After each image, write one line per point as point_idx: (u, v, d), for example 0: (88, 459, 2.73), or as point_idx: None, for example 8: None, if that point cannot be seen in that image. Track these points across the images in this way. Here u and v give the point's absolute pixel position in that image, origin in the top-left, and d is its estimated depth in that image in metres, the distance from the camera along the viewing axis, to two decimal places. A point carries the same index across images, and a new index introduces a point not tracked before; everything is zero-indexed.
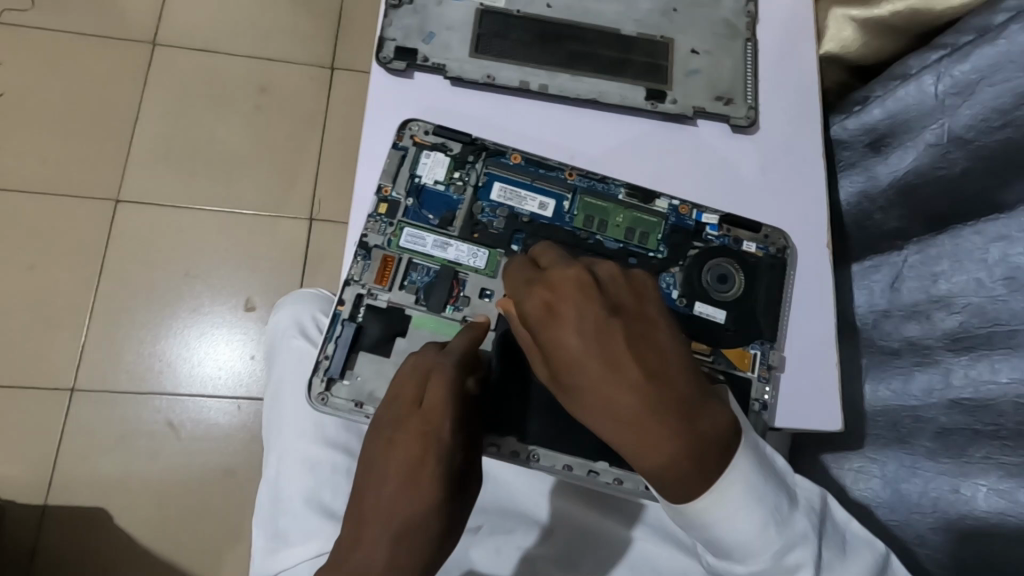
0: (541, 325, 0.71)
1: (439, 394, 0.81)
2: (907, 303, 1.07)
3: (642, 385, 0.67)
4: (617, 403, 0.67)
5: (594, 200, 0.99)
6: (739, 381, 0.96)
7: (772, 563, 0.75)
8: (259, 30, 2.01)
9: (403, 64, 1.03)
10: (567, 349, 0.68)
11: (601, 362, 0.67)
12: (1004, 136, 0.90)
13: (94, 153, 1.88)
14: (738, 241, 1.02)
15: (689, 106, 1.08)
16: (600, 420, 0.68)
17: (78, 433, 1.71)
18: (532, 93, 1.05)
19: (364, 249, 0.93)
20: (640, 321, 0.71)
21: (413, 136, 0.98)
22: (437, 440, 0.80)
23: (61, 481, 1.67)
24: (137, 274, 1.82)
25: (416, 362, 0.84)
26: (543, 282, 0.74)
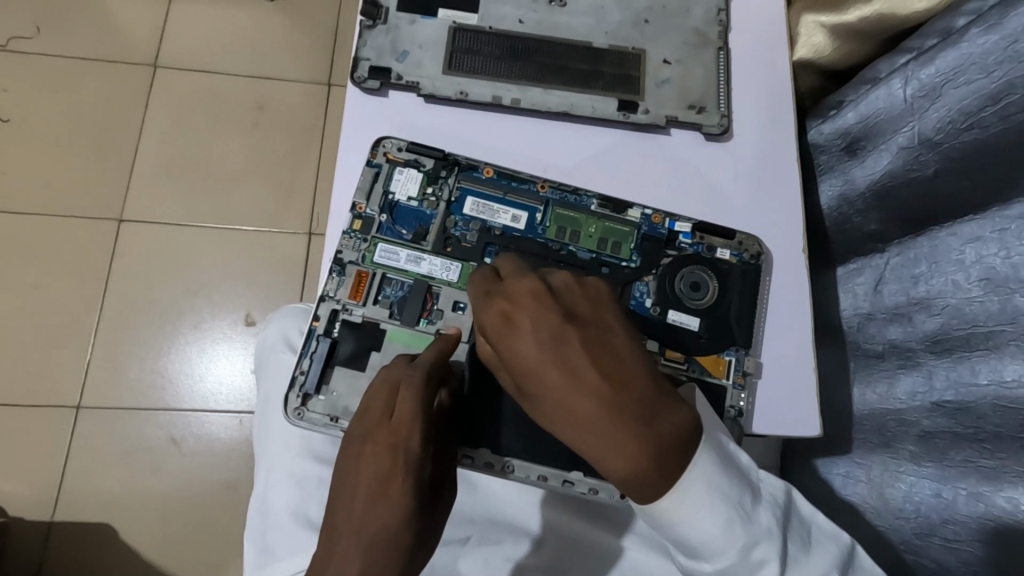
0: (499, 335, 0.72)
1: (408, 404, 0.82)
2: (889, 306, 1.07)
3: (600, 390, 0.67)
4: (576, 408, 0.67)
5: (566, 212, 1.00)
6: (713, 388, 0.96)
7: (739, 560, 0.76)
8: (257, 50, 2.05)
9: (377, 83, 1.06)
10: (525, 358, 0.69)
11: (558, 369, 0.67)
12: (971, 138, 0.90)
13: (98, 174, 1.93)
14: (711, 249, 1.02)
15: (661, 116, 1.09)
16: (564, 427, 0.69)
17: (82, 450, 1.73)
18: (504, 108, 1.07)
19: (337, 265, 0.94)
20: (597, 326, 0.71)
21: (386, 153, 1.00)
22: (405, 451, 0.81)
23: (67, 497, 1.70)
24: (140, 292, 1.86)
25: (385, 374, 0.86)
26: (501, 294, 0.75)
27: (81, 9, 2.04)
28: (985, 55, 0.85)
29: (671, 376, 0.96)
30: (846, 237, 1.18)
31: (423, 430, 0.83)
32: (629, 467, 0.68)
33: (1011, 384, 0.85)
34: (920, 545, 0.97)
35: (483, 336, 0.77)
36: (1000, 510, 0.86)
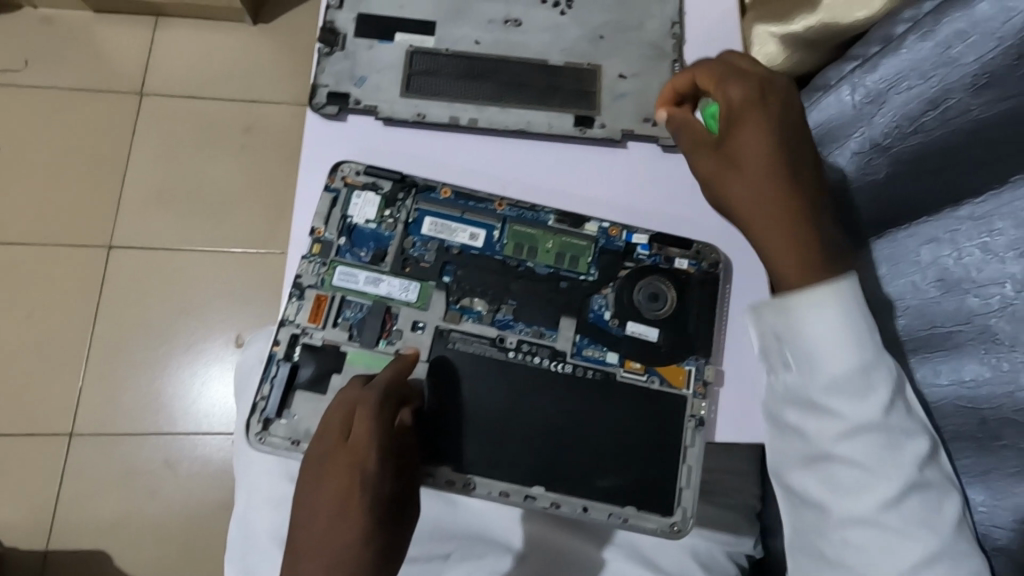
0: (738, 109, 0.80)
1: (362, 426, 0.83)
2: None
3: (796, 183, 0.78)
4: (766, 185, 0.78)
5: (523, 227, 1.02)
6: (673, 399, 0.95)
7: (857, 363, 0.72)
8: (239, 74, 2.08)
9: (335, 108, 1.07)
10: (750, 140, 0.79)
11: (774, 153, 0.78)
12: (918, 141, 0.92)
13: (87, 202, 1.95)
14: (669, 259, 1.03)
15: (617, 130, 1.11)
16: (751, 196, 0.78)
17: (77, 476, 1.75)
18: (462, 127, 1.08)
19: (297, 289, 0.95)
20: (810, 150, 0.81)
21: (345, 177, 1.01)
22: (363, 470, 0.82)
23: (64, 524, 1.71)
24: (130, 316, 1.87)
25: (339, 398, 0.86)
26: (761, 88, 0.81)
27: (64, 40, 2.07)
28: (923, 62, 0.87)
29: (632, 389, 0.95)
30: None
31: (379, 448, 0.83)
32: (787, 258, 0.77)
33: (969, 386, 0.87)
34: None
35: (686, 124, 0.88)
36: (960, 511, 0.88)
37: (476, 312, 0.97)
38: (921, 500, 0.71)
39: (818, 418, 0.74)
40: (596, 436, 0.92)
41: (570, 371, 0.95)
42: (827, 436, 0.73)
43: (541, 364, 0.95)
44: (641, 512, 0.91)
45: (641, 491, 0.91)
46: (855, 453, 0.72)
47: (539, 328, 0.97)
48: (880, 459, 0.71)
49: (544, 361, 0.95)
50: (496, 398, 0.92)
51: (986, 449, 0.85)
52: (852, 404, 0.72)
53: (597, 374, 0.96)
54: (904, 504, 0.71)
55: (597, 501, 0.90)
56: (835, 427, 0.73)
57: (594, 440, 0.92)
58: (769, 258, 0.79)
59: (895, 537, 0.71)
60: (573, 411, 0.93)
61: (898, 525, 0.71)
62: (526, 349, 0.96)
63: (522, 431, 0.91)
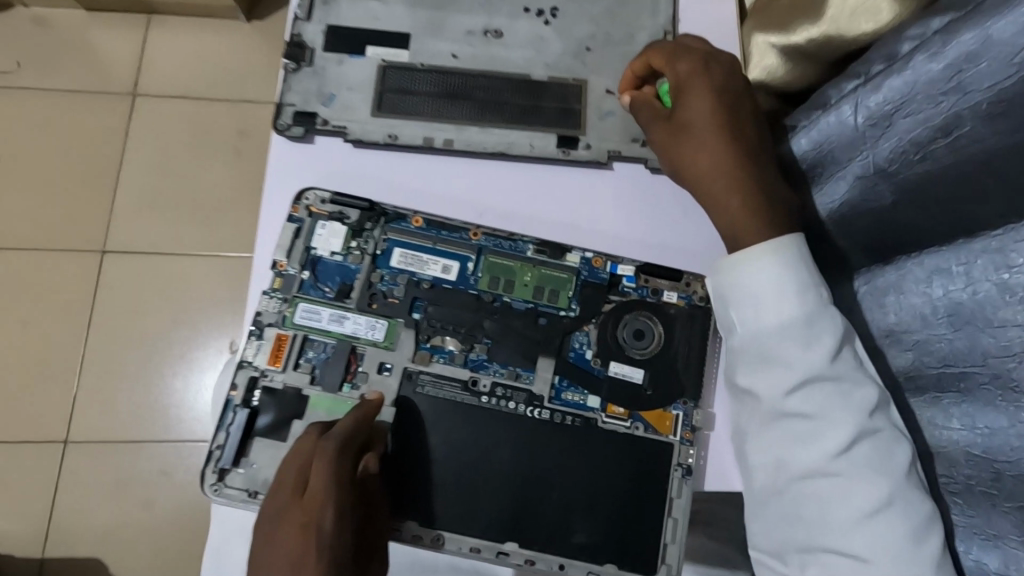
0: (686, 79, 0.86)
1: (318, 474, 0.76)
2: None
3: (742, 148, 0.82)
4: (713, 151, 0.82)
5: (500, 259, 0.95)
6: (659, 446, 0.89)
7: (799, 313, 0.72)
8: (230, 75, 1.99)
9: (301, 130, 1.00)
10: (694, 109, 0.84)
11: (717, 120, 0.83)
12: (925, 169, 0.83)
13: (77, 208, 1.88)
14: (657, 292, 0.96)
15: (603, 151, 1.03)
16: (700, 157, 0.83)
17: (72, 485, 1.71)
18: (436, 149, 1.01)
19: (256, 328, 0.89)
20: (755, 118, 0.86)
21: (309, 206, 0.95)
22: (318, 528, 0.72)
23: (58, 532, 1.68)
24: (124, 323, 1.82)
25: (296, 450, 0.80)
26: (704, 62, 0.87)
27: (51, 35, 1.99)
28: (931, 84, 0.78)
29: (613, 436, 0.89)
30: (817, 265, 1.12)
31: (334, 499, 0.74)
32: (734, 219, 0.80)
33: (983, 433, 0.78)
34: None
35: (644, 100, 0.92)
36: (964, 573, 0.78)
37: (448, 351, 0.91)
38: (874, 445, 0.68)
39: (765, 372, 0.73)
40: (574, 489, 0.86)
41: (547, 417, 0.89)
42: (775, 391, 0.72)
43: (516, 410, 0.89)
44: (621, 570, 0.85)
45: (621, 548, 0.85)
46: (802, 404, 0.70)
47: (515, 369, 0.91)
48: (831, 406, 0.69)
49: (519, 406, 0.89)
50: (467, 446, 0.86)
51: (996, 506, 0.76)
52: (798, 354, 0.71)
53: (577, 419, 0.89)
54: (856, 450, 0.68)
55: (573, 558, 0.85)
56: (784, 377, 0.71)
57: (571, 493, 0.86)
58: (720, 219, 0.82)
59: (848, 485, 0.67)
60: (550, 461, 0.87)
61: (850, 472, 0.68)
62: (500, 393, 0.90)
63: (494, 483, 0.85)
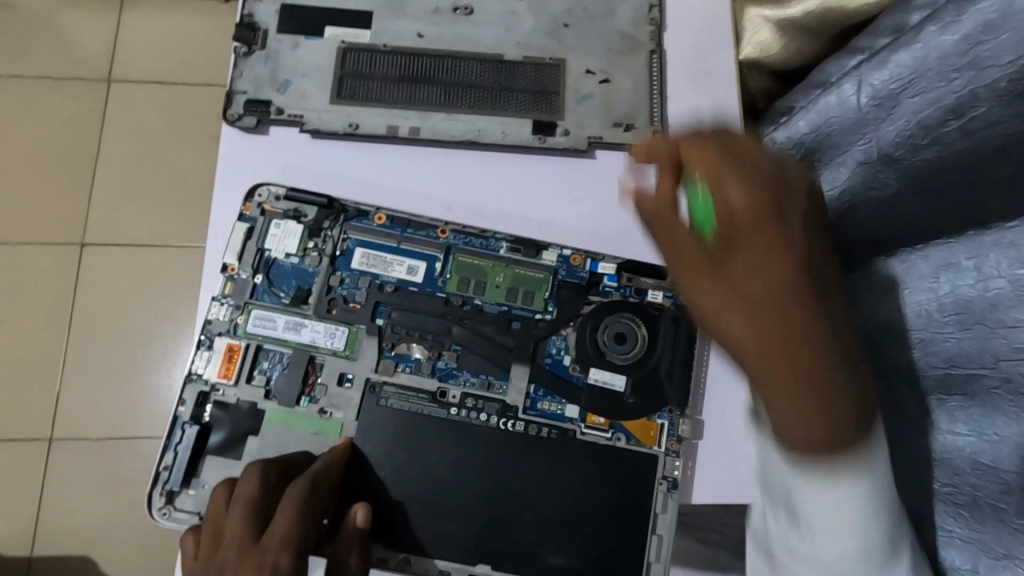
0: (719, 163, 0.55)
1: (286, 513, 0.64)
2: None
3: (812, 294, 0.53)
4: (763, 290, 0.52)
5: (469, 258, 0.88)
6: (643, 457, 0.83)
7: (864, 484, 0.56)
8: (188, 27, 1.70)
9: (253, 120, 0.92)
10: (756, 279, 0.52)
11: (789, 284, 0.53)
12: (933, 155, 0.76)
13: (37, 185, 1.61)
14: (641, 291, 0.89)
15: (582, 137, 0.95)
16: (756, 291, 0.52)
17: (57, 484, 1.46)
18: (402, 138, 0.93)
19: (205, 338, 0.83)
20: (811, 233, 0.56)
21: (261, 203, 0.87)
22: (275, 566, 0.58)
23: (45, 535, 1.44)
24: (114, 307, 1.56)
25: (247, 496, 0.67)
26: (740, 154, 0.56)
27: None
28: (942, 60, 0.72)
29: (593, 448, 0.82)
30: None
31: (300, 544, 0.62)
32: (812, 422, 0.53)
33: (992, 442, 0.72)
34: None
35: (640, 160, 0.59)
36: None
37: (414, 360, 0.84)
38: None
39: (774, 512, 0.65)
40: (550, 504, 0.80)
41: (521, 428, 0.82)
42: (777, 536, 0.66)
43: (487, 421, 0.82)
44: None
45: (603, 569, 0.80)
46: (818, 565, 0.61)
47: (487, 378, 0.84)
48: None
49: (491, 418, 0.83)
50: (435, 462, 0.80)
51: (1006, 524, 0.69)
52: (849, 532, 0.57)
53: (553, 431, 0.83)
54: None
55: None
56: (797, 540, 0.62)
57: (547, 509, 0.80)
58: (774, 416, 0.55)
59: None
60: (524, 475, 0.81)
61: None
62: (470, 405, 0.83)
63: (464, 501, 0.80)
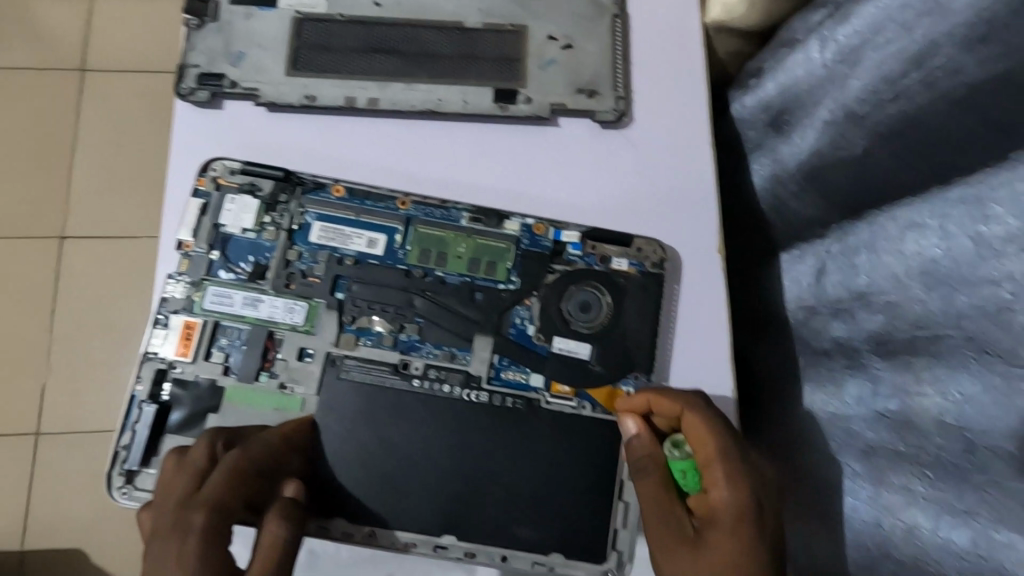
0: (712, 464, 0.73)
1: (216, 478, 0.65)
2: (832, 299, 0.93)
3: None
4: (731, 567, 0.68)
5: (429, 230, 0.86)
6: (609, 424, 0.82)
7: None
8: (153, 6, 1.63)
9: (206, 94, 0.90)
10: (725, 534, 0.69)
11: (750, 545, 0.68)
12: (898, 109, 0.76)
13: (13, 175, 1.54)
14: (605, 259, 0.88)
15: (546, 105, 0.93)
16: (725, 564, 0.68)
17: (44, 478, 1.41)
18: (360, 110, 0.91)
19: (161, 316, 0.81)
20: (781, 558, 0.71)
21: (216, 178, 0.85)
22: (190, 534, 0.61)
23: (37, 527, 1.40)
24: (97, 302, 1.50)
25: (188, 460, 0.69)
26: (754, 467, 0.73)
27: None
28: (904, 8, 0.72)
29: (558, 416, 0.82)
30: (785, 222, 1.03)
31: (220, 508, 0.63)
32: None
33: (955, 402, 0.71)
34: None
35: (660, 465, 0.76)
36: (932, 550, 0.71)
37: (375, 333, 0.83)
38: None
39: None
40: (514, 475, 0.80)
41: (485, 399, 0.82)
42: None
43: (450, 393, 0.82)
44: (569, 559, 0.79)
45: (570, 536, 0.79)
46: None
47: (450, 350, 0.83)
48: None
49: (454, 389, 0.82)
50: (396, 435, 0.80)
51: (968, 481, 0.68)
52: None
53: (518, 401, 0.82)
54: None
55: (516, 550, 0.79)
56: None
57: (511, 480, 0.79)
58: None
59: None
60: (489, 446, 0.80)
61: None
62: (433, 376, 0.82)
63: (428, 474, 0.79)
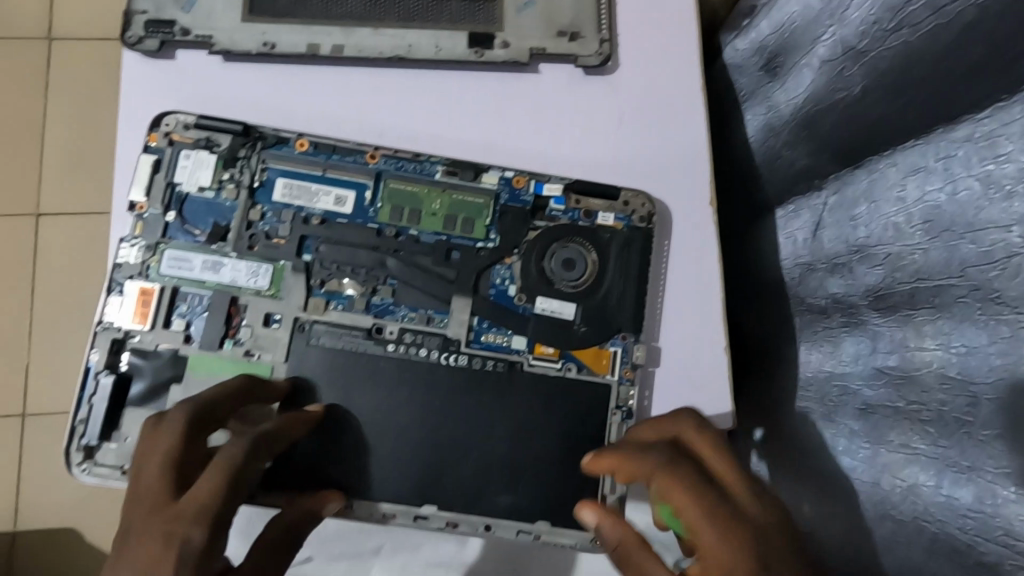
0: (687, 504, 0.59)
1: (210, 480, 0.58)
2: (829, 255, 0.88)
3: None
4: None
5: (402, 185, 0.81)
6: (595, 387, 0.79)
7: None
8: None
9: (156, 43, 0.83)
10: None
11: None
12: (900, 41, 0.70)
13: None
14: (590, 214, 0.83)
15: (524, 49, 0.87)
16: None
17: (33, 460, 1.35)
18: (325, 58, 0.84)
19: (115, 283, 0.76)
20: None
21: (169, 133, 0.79)
22: (184, 543, 0.55)
23: (27, 507, 1.34)
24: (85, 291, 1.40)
25: (166, 447, 0.60)
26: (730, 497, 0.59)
27: None
28: None
29: (542, 380, 0.78)
30: (778, 174, 0.98)
31: (218, 517, 0.57)
32: None
33: (958, 353, 0.67)
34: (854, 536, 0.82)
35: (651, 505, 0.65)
36: (937, 509, 0.68)
37: (346, 296, 0.78)
38: None
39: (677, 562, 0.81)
40: (497, 441, 0.76)
41: (464, 362, 0.77)
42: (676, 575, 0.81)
43: (428, 357, 0.77)
44: (555, 527, 0.76)
45: (556, 503, 0.76)
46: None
47: (426, 312, 0.79)
48: None
49: (432, 353, 0.77)
50: (370, 403, 0.75)
51: (971, 436, 0.65)
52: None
53: (499, 364, 0.78)
54: None
55: (501, 518, 0.75)
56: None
57: (493, 447, 0.76)
58: None
59: None
60: (467, 415, 0.76)
61: None
62: (409, 340, 0.77)
63: (407, 442, 0.75)
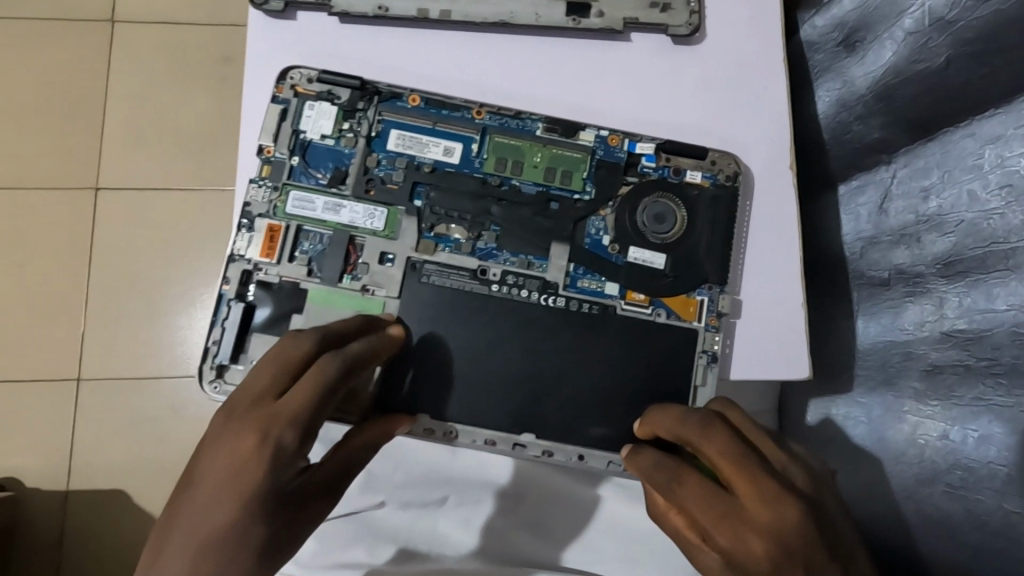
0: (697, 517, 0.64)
1: (303, 391, 0.62)
2: (896, 227, 0.91)
3: None
4: None
5: (505, 139, 0.87)
6: (682, 331, 0.84)
7: None
8: None
9: (280, 3, 0.89)
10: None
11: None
12: (993, 9, 0.75)
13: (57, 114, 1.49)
14: (680, 171, 0.88)
15: (618, 19, 0.92)
16: None
17: (91, 419, 1.39)
18: (433, 22, 0.90)
19: (246, 220, 0.83)
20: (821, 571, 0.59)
21: (294, 85, 0.86)
22: (276, 444, 0.60)
23: (80, 465, 1.38)
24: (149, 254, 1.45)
25: (277, 355, 0.65)
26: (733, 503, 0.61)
27: None
28: None
29: (634, 322, 0.83)
30: (844, 149, 1.00)
31: (305, 427, 0.61)
32: None
33: None
34: (922, 493, 0.83)
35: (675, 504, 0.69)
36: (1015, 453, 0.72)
37: (453, 240, 0.84)
38: None
39: None
40: (591, 378, 0.81)
41: (563, 304, 0.83)
42: None
43: (529, 298, 0.83)
44: None
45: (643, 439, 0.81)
46: None
47: (527, 258, 0.85)
48: None
49: (532, 294, 0.83)
50: (473, 339, 0.81)
51: None
52: None
53: (594, 307, 0.83)
54: None
55: (593, 449, 0.81)
56: None
57: (587, 384, 0.81)
58: None
59: None
60: (562, 354, 0.82)
61: None
62: (511, 281, 0.83)
63: (507, 375, 0.81)
